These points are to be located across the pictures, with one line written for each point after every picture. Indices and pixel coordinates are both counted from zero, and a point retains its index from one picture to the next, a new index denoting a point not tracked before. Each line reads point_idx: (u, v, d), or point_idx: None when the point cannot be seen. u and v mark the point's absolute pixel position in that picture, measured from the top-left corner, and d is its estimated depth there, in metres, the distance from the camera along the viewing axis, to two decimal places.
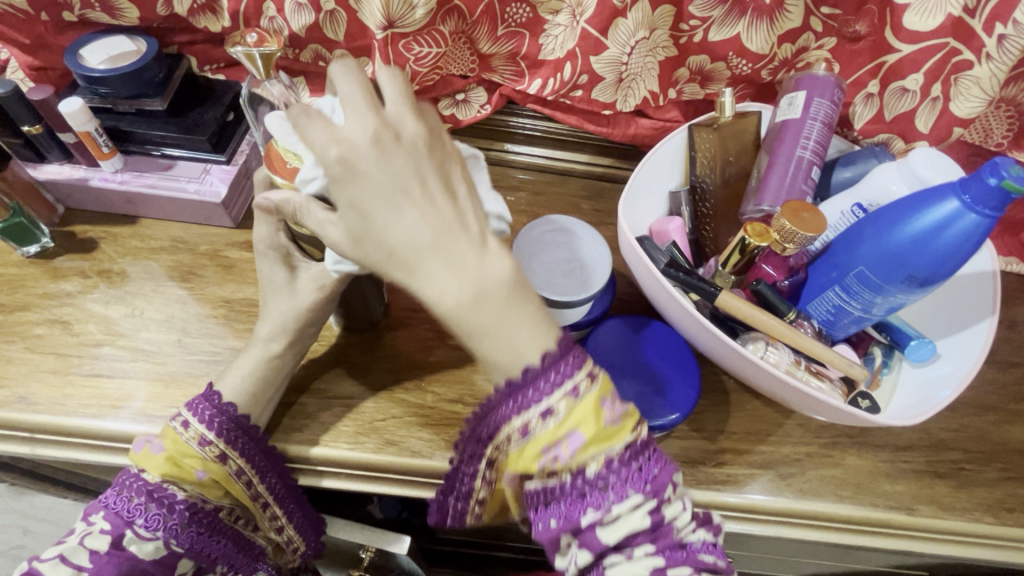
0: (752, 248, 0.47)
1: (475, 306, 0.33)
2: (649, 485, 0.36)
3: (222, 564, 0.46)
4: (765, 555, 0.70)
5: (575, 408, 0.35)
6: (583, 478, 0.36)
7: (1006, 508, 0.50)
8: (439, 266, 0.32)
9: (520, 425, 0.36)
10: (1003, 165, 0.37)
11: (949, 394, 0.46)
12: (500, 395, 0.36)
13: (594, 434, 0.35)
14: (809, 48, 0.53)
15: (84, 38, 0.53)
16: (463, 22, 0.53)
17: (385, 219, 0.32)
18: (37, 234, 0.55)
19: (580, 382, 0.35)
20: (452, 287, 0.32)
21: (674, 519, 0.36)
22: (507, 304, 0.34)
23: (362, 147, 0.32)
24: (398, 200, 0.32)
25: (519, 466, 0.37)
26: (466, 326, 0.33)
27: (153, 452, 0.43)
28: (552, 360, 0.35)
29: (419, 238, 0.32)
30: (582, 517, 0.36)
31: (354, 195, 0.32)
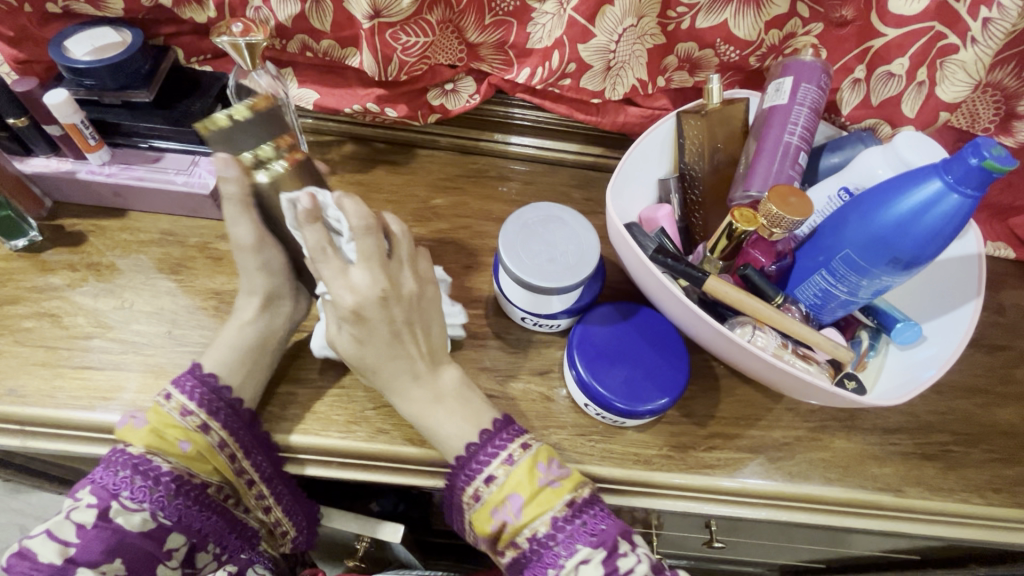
0: (740, 232, 0.47)
1: (429, 409, 0.45)
2: (595, 537, 0.42)
3: (213, 543, 0.47)
4: (758, 541, 0.71)
5: (511, 474, 0.43)
6: (535, 539, 0.42)
7: (993, 489, 0.50)
8: (413, 383, 0.45)
9: (473, 491, 0.44)
10: (984, 145, 0.38)
11: (932, 373, 0.46)
12: (455, 470, 0.45)
13: (531, 495, 0.42)
14: (796, 34, 0.53)
15: (68, 31, 0.53)
16: (450, 11, 0.53)
17: (382, 355, 0.44)
18: (25, 228, 0.55)
19: (513, 451, 0.43)
20: (418, 397, 0.45)
21: (630, 571, 0.41)
22: (458, 399, 0.46)
23: (375, 299, 0.43)
24: (393, 341, 0.44)
25: (481, 533, 0.44)
26: (424, 421, 0.45)
27: (137, 425, 0.43)
28: (488, 436, 0.44)
29: (400, 367, 0.45)
30: (545, 575, 0.41)
31: (364, 331, 0.43)
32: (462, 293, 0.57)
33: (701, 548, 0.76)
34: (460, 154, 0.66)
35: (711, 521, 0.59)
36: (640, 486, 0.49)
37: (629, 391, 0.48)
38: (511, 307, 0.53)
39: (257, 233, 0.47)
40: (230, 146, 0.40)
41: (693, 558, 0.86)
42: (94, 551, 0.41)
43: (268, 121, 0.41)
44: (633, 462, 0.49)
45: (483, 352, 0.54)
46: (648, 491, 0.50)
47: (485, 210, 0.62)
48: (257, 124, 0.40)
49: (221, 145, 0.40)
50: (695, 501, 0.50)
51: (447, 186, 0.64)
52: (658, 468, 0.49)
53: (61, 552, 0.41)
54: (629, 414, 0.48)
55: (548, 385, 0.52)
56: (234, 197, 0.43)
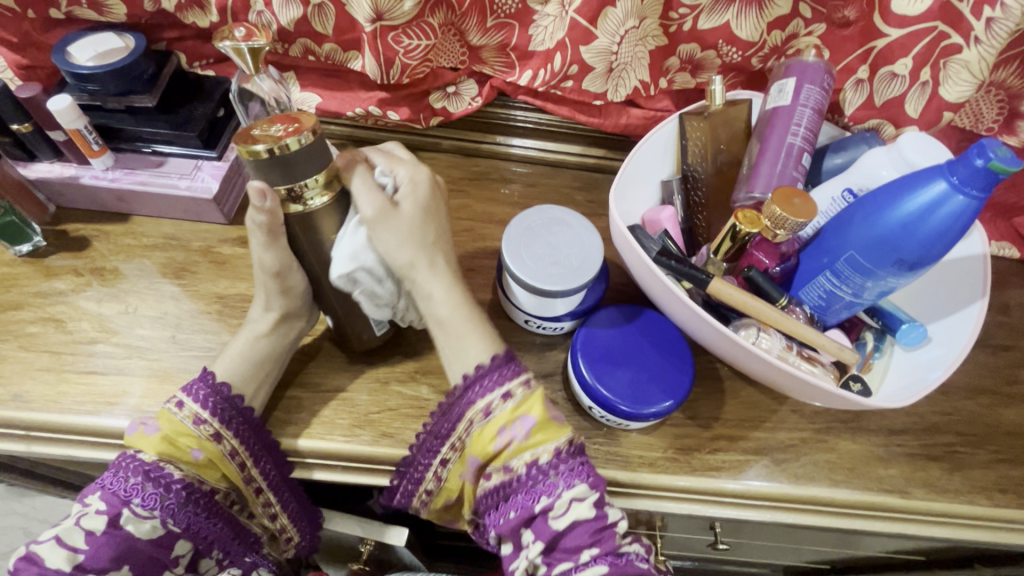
0: (743, 235, 0.47)
1: (461, 303, 0.47)
2: (591, 479, 0.42)
3: (218, 550, 0.47)
4: (763, 541, 0.71)
5: (527, 396, 0.43)
6: (534, 465, 0.41)
7: (999, 489, 0.50)
8: (447, 274, 0.48)
9: (484, 404, 0.44)
10: (990, 146, 0.37)
11: (939, 375, 0.46)
12: (465, 385, 0.45)
13: (542, 420, 0.42)
14: (799, 35, 0.53)
15: (71, 36, 0.53)
16: (452, 14, 0.53)
17: (434, 232, 0.48)
18: (29, 232, 0.55)
19: (530, 376, 0.45)
20: (452, 291, 0.48)
21: (615, 523, 0.41)
22: (477, 313, 0.49)
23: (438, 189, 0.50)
24: (440, 229, 0.49)
25: (478, 451, 0.43)
26: (462, 312, 0.47)
27: (149, 432, 0.43)
28: (497, 363, 0.45)
29: (444, 253, 0.49)
30: (536, 503, 0.41)
31: (430, 200, 0.48)
32: (465, 295, 0.57)
33: (706, 549, 0.76)
34: (463, 157, 0.66)
35: (716, 522, 0.59)
36: (644, 488, 0.49)
37: (634, 393, 0.48)
38: (515, 310, 0.53)
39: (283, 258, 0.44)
40: (266, 175, 0.39)
41: (698, 559, 0.86)
42: (103, 557, 0.41)
43: (314, 151, 0.39)
44: (637, 465, 0.49)
45: None
46: (652, 493, 0.50)
47: (488, 212, 0.62)
48: (302, 156, 0.39)
49: (261, 171, 0.39)
50: (700, 504, 0.50)
51: (450, 189, 0.64)
52: (663, 470, 0.49)
53: (70, 559, 0.41)
54: (633, 416, 0.47)
55: (552, 388, 0.52)
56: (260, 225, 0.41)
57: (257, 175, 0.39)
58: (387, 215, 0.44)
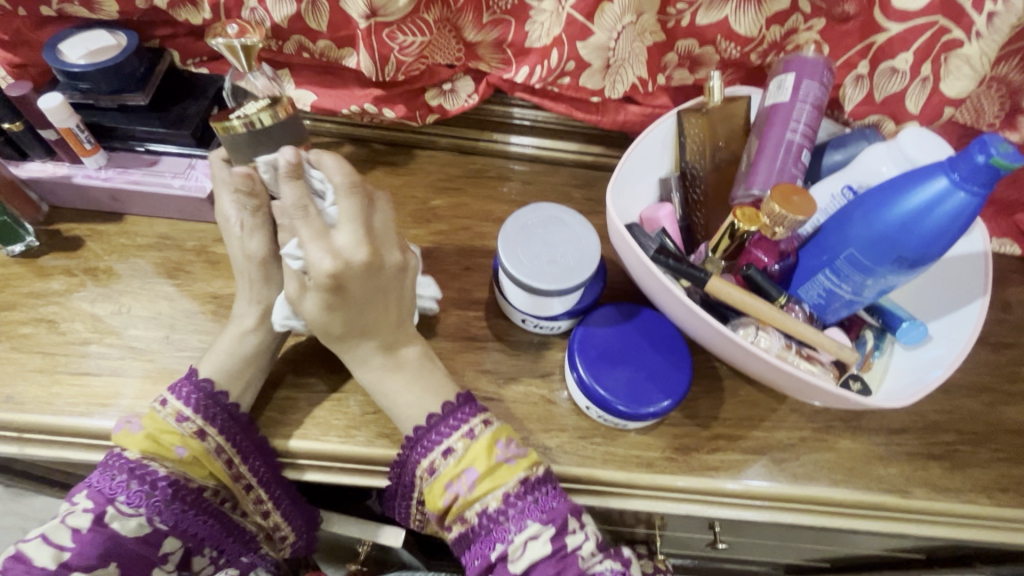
0: (742, 233, 0.47)
1: (383, 379, 0.46)
2: (545, 514, 0.42)
3: (209, 547, 0.47)
4: (762, 541, 0.70)
5: (469, 448, 0.43)
6: (485, 514, 0.42)
7: (1000, 489, 0.50)
8: (371, 346, 0.46)
9: (427, 464, 0.44)
10: (991, 142, 0.37)
11: (939, 373, 0.45)
12: (411, 441, 0.45)
13: (486, 470, 0.42)
14: (798, 30, 0.52)
15: (62, 34, 0.53)
16: (447, 10, 0.53)
17: (351, 315, 0.43)
18: (21, 232, 0.54)
19: (474, 426, 0.44)
20: (374, 362, 0.46)
21: (577, 549, 0.42)
22: (418, 368, 0.47)
23: (354, 273, 0.41)
24: (364, 308, 0.44)
25: (431, 508, 0.44)
26: (380, 387, 0.46)
27: (134, 431, 0.43)
28: (448, 411, 0.44)
29: (367, 338, 0.45)
30: (493, 551, 0.41)
31: (336, 297, 0.42)
32: (462, 294, 0.56)
33: (705, 549, 0.75)
34: (460, 155, 0.65)
35: (715, 522, 0.58)
36: (641, 489, 0.49)
37: (632, 394, 0.47)
38: (512, 309, 0.52)
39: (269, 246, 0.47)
40: (242, 151, 0.41)
41: (696, 558, 0.86)
42: (89, 556, 0.41)
43: (286, 125, 0.42)
44: (635, 465, 0.49)
45: (483, 354, 0.53)
46: (650, 493, 0.49)
47: (485, 210, 0.62)
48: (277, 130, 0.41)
49: (237, 150, 0.41)
50: (698, 505, 0.50)
51: (446, 187, 0.63)
52: (661, 470, 0.49)
53: (56, 557, 0.40)
54: (631, 416, 0.47)
55: (549, 387, 0.52)
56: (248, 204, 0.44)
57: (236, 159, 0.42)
58: (297, 303, 0.43)
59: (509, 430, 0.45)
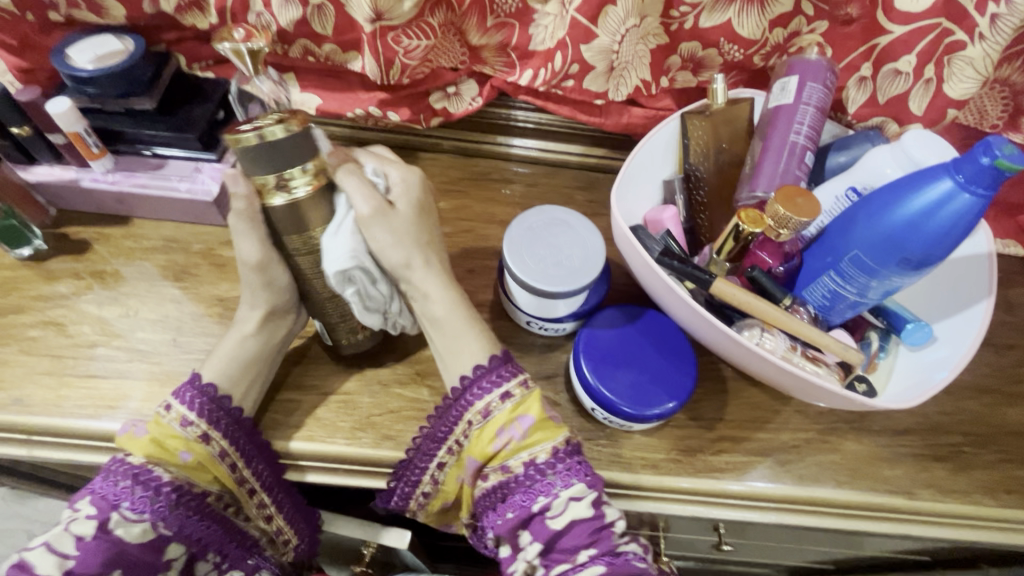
0: (746, 234, 0.47)
1: (455, 301, 0.48)
2: (588, 477, 0.42)
3: (214, 551, 0.46)
4: (767, 543, 0.70)
5: (526, 397, 0.44)
6: (532, 465, 0.42)
7: (1004, 490, 0.50)
8: (437, 270, 0.48)
9: (481, 408, 0.44)
10: (996, 144, 0.37)
11: (945, 375, 0.45)
12: (463, 386, 0.45)
13: (539, 421, 0.43)
14: (801, 32, 0.52)
15: (70, 38, 0.53)
16: (452, 14, 0.53)
17: (422, 226, 0.48)
18: (29, 236, 0.55)
19: (529, 379, 0.45)
20: (444, 288, 0.48)
21: (611, 523, 0.42)
22: (470, 311, 0.49)
23: (430, 189, 0.51)
24: (428, 224, 0.49)
25: (476, 453, 0.44)
26: (455, 312, 0.48)
27: (137, 435, 0.44)
28: (494, 365, 0.45)
29: (435, 254, 0.49)
30: (533, 504, 0.42)
31: (424, 200, 0.49)
32: (467, 296, 0.57)
33: (709, 551, 0.75)
34: (463, 157, 0.66)
35: (719, 524, 0.58)
36: (645, 490, 0.49)
37: (634, 394, 0.47)
38: (516, 311, 0.52)
39: (262, 252, 0.44)
40: (257, 163, 0.39)
41: (700, 560, 0.86)
42: (93, 564, 0.40)
43: (302, 142, 0.39)
44: (640, 467, 0.49)
45: None
46: (655, 495, 0.49)
47: (489, 213, 0.62)
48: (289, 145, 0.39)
49: (250, 160, 0.39)
50: (703, 506, 0.50)
51: (450, 190, 0.63)
52: (666, 472, 0.49)
53: (60, 565, 0.40)
54: (634, 417, 0.47)
55: (554, 389, 0.52)
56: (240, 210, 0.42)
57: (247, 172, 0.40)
58: (382, 216, 0.44)
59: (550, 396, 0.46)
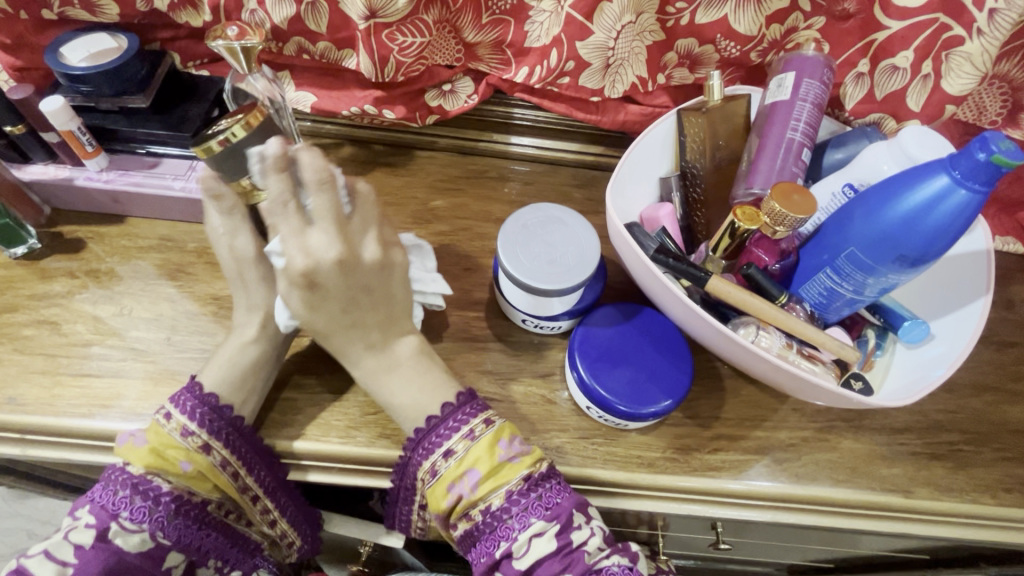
0: (743, 232, 0.47)
1: (376, 373, 0.46)
2: (549, 510, 0.42)
3: (214, 558, 0.46)
4: (765, 541, 0.70)
5: (470, 450, 0.43)
6: (489, 513, 0.42)
7: (1004, 489, 0.49)
8: (355, 346, 0.45)
9: (429, 466, 0.43)
10: (992, 139, 0.37)
11: (943, 372, 0.45)
12: (415, 440, 0.44)
13: (489, 470, 0.42)
14: (798, 28, 0.52)
15: (63, 37, 0.53)
16: (447, 11, 0.53)
17: (328, 313, 0.43)
18: (24, 235, 0.55)
19: (475, 426, 0.43)
20: (361, 363, 0.46)
21: (582, 544, 0.41)
22: (413, 368, 0.46)
23: (352, 266, 0.41)
24: (342, 309, 0.43)
25: (435, 508, 0.44)
26: (373, 383, 0.46)
27: (137, 444, 0.43)
28: (437, 421, 0.44)
29: (350, 335, 0.45)
30: (497, 549, 0.42)
31: (314, 296, 0.42)
32: (463, 295, 0.56)
33: (707, 549, 0.75)
34: (460, 155, 0.65)
35: (717, 523, 0.58)
36: (642, 489, 0.49)
37: (634, 394, 0.47)
38: (512, 310, 0.52)
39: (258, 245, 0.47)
40: (222, 168, 0.40)
41: (699, 559, 0.86)
42: (90, 573, 0.40)
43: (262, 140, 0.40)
44: (637, 466, 0.49)
45: (484, 355, 0.53)
46: (652, 494, 0.49)
47: (486, 211, 0.62)
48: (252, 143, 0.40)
49: (219, 167, 0.40)
50: (700, 505, 0.49)
51: (447, 188, 0.63)
52: (662, 471, 0.49)
53: (59, 574, 0.40)
54: (631, 417, 0.47)
55: (550, 388, 0.52)
56: (224, 207, 0.45)
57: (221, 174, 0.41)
58: (282, 304, 0.43)
59: (511, 427, 0.45)
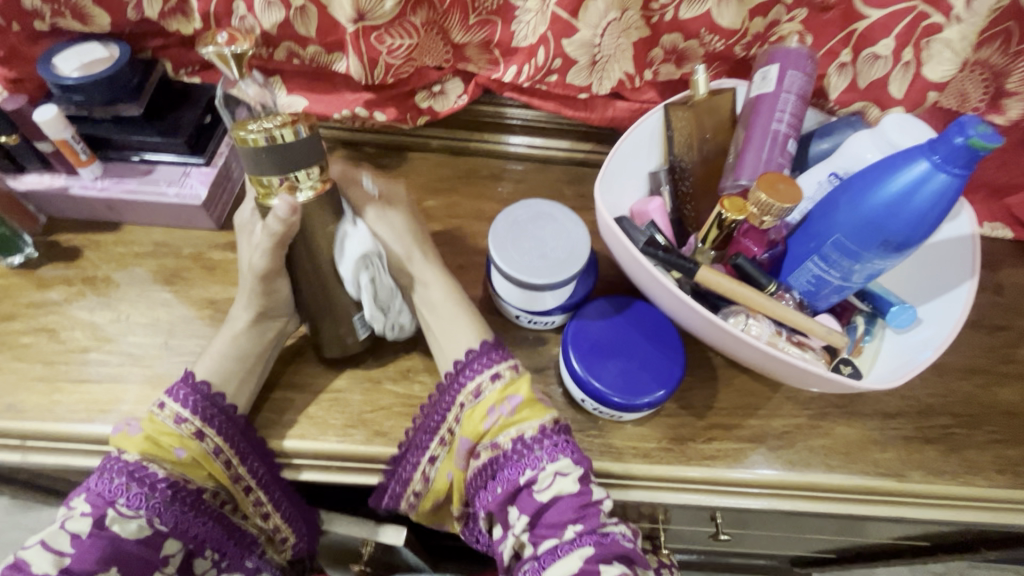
0: (730, 222, 0.47)
1: (451, 289, 0.51)
2: (576, 454, 0.43)
3: (211, 549, 0.47)
4: (766, 532, 0.70)
5: (515, 378, 0.46)
6: (520, 441, 0.43)
7: (996, 470, 0.50)
8: (432, 265, 0.51)
9: (475, 387, 0.46)
10: (969, 124, 0.37)
11: (929, 355, 0.45)
12: (461, 366, 0.47)
13: (527, 399, 0.44)
14: (781, 21, 0.53)
15: (55, 48, 0.53)
16: (434, 12, 0.53)
17: (411, 217, 0.53)
18: (20, 244, 0.55)
19: (517, 363, 0.47)
20: (439, 278, 0.51)
21: (598, 501, 0.42)
22: (466, 298, 0.52)
23: (415, 201, 0.56)
24: (425, 231, 0.54)
25: (468, 430, 0.45)
26: (456, 296, 0.51)
27: (132, 433, 0.44)
28: (490, 346, 0.48)
29: (429, 246, 0.53)
30: (522, 475, 0.42)
31: (414, 208, 0.55)
32: None
33: (709, 542, 0.76)
34: (452, 156, 0.66)
35: (716, 513, 0.59)
36: (638, 480, 0.49)
37: (624, 384, 0.48)
38: (505, 305, 0.53)
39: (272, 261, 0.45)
40: (261, 166, 0.38)
41: (701, 553, 0.86)
42: (90, 561, 0.40)
43: (309, 148, 0.39)
44: (631, 456, 0.49)
45: None
46: (649, 484, 0.49)
47: (477, 210, 0.62)
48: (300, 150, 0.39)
49: (257, 163, 0.38)
50: (697, 495, 0.50)
51: (439, 188, 0.64)
52: (658, 461, 0.49)
53: (56, 562, 0.40)
54: (626, 407, 0.48)
55: (545, 381, 0.52)
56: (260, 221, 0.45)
57: (253, 178, 0.40)
58: (383, 217, 0.51)
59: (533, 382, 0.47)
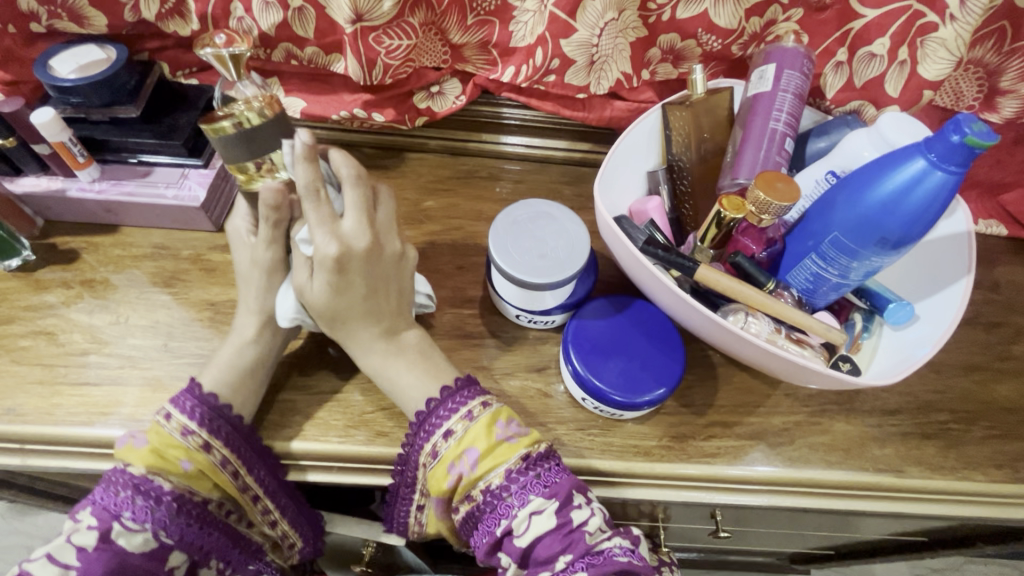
0: (729, 220, 0.47)
1: (386, 360, 0.47)
2: (548, 488, 0.42)
3: (216, 558, 0.46)
4: (766, 529, 0.71)
5: (469, 429, 0.43)
6: (489, 490, 0.42)
7: (993, 465, 0.50)
8: (365, 335, 0.47)
9: (430, 449, 0.45)
10: (965, 122, 0.38)
11: (926, 351, 0.46)
12: (419, 420, 0.45)
13: (486, 449, 0.43)
14: (777, 20, 0.53)
15: (51, 49, 0.53)
16: (432, 13, 0.53)
17: (343, 289, 0.44)
18: (17, 247, 0.55)
19: (472, 407, 0.44)
20: (372, 349, 0.47)
21: (582, 524, 0.41)
22: (419, 355, 0.48)
23: (359, 252, 0.43)
24: (373, 294, 0.46)
25: (436, 492, 0.44)
26: (385, 369, 0.47)
27: (137, 446, 0.43)
28: (449, 393, 0.46)
29: (365, 317, 0.46)
30: (499, 526, 0.42)
31: (343, 280, 0.43)
32: (456, 293, 0.57)
33: (709, 539, 0.76)
34: (451, 156, 0.66)
35: (717, 510, 0.59)
36: (639, 478, 0.49)
37: (625, 383, 0.48)
38: (505, 305, 0.53)
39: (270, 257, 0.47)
40: (231, 151, 0.39)
41: (701, 550, 0.86)
42: (96, 573, 0.39)
43: (278, 129, 0.40)
44: (632, 454, 0.49)
45: (480, 351, 0.54)
46: (651, 483, 0.50)
47: (476, 210, 0.63)
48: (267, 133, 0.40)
49: (226, 149, 0.39)
50: (697, 493, 0.50)
51: (438, 189, 0.64)
52: (659, 459, 0.49)
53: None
54: (626, 406, 0.48)
55: (546, 381, 0.53)
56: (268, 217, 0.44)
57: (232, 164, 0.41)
58: (305, 290, 0.44)
59: (509, 410, 0.46)
